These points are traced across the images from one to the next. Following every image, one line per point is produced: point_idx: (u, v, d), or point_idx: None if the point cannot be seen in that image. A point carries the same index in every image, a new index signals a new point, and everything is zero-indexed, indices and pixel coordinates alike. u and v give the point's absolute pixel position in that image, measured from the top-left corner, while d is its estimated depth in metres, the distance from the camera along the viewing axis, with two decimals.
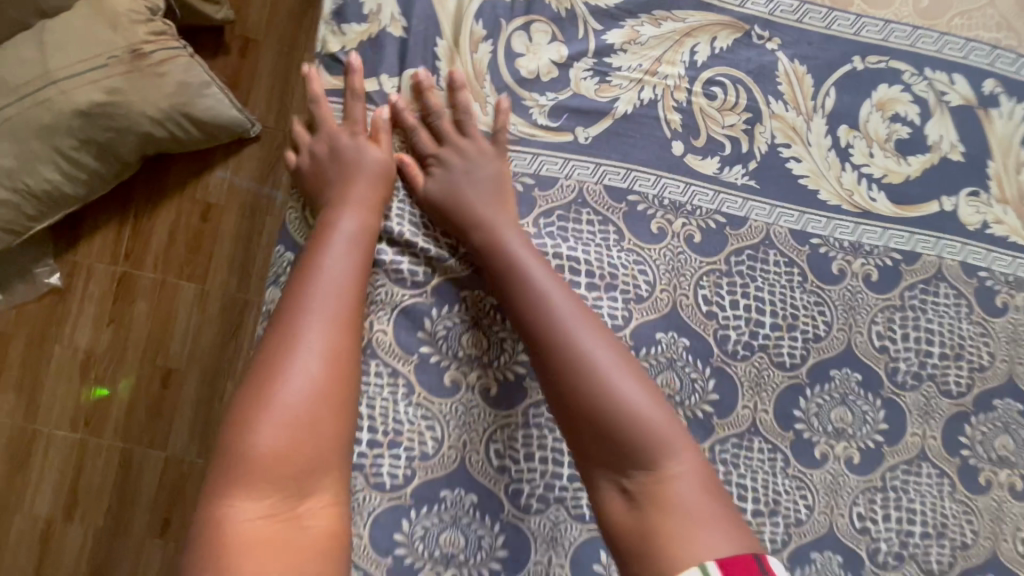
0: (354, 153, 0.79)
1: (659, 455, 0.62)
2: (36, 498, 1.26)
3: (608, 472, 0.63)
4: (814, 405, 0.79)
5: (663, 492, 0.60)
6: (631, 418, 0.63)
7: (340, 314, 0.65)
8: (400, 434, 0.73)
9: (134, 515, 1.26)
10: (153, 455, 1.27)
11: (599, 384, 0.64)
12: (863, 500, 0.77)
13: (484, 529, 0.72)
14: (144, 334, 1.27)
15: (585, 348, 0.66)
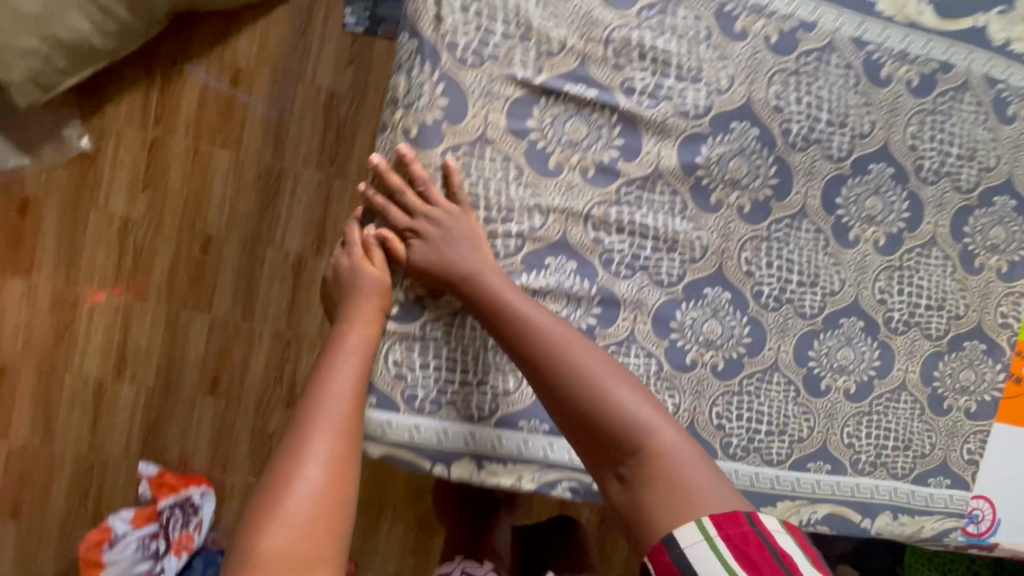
0: (349, 275, 0.66)
1: (651, 446, 0.55)
2: (84, 359, 1.31)
3: (605, 469, 0.57)
4: (980, 224, 0.73)
5: (657, 475, 0.54)
6: (619, 423, 0.56)
7: (344, 425, 0.58)
8: (511, 209, 0.64)
9: (185, 373, 1.33)
10: (199, 318, 1.32)
11: (581, 393, 0.57)
12: (1007, 304, 0.74)
13: (586, 301, 0.64)
14: (181, 201, 1.28)
15: (567, 360, 0.58)
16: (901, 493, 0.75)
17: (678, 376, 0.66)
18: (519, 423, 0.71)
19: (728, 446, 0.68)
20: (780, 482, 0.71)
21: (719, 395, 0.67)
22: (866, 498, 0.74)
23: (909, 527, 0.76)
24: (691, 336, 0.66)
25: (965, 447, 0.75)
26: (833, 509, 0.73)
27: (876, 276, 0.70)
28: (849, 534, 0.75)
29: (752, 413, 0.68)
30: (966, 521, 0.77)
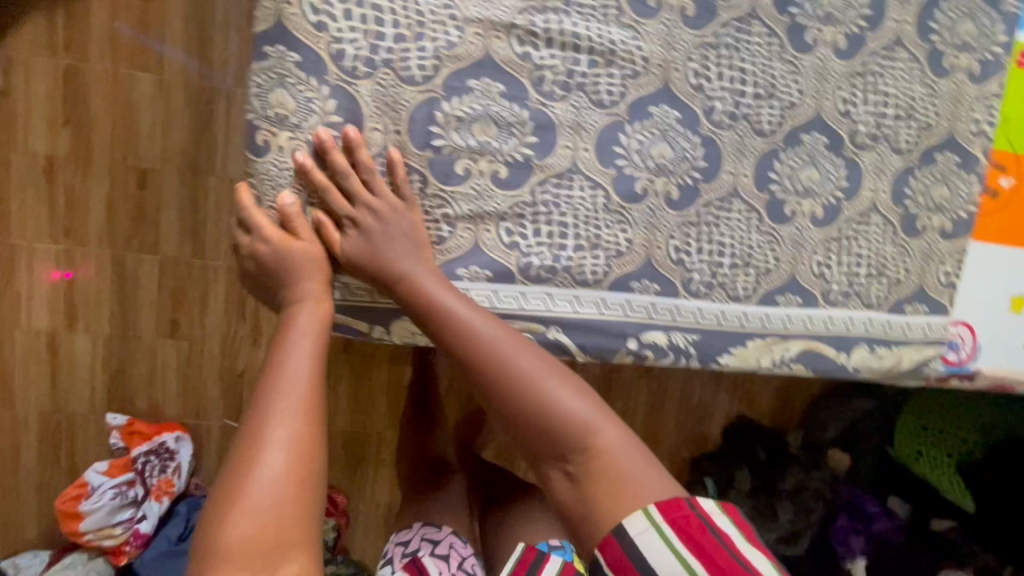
0: (276, 259, 0.60)
1: (596, 444, 0.56)
2: (31, 312, 1.24)
3: (552, 465, 0.57)
4: (948, 20, 0.67)
5: (603, 471, 0.55)
6: (564, 424, 0.56)
7: (309, 413, 0.56)
8: (423, 25, 0.57)
9: (141, 318, 1.27)
10: (146, 259, 1.24)
11: (527, 398, 0.56)
12: (982, 110, 0.69)
13: (519, 129, 0.60)
14: (107, 133, 1.19)
15: (512, 368, 0.57)
16: (877, 326, 0.72)
17: (629, 207, 0.62)
18: (459, 273, 0.61)
19: (690, 282, 0.65)
20: (749, 319, 0.68)
21: (676, 226, 0.64)
22: (842, 333, 0.71)
23: (888, 361, 0.73)
24: (638, 162, 0.62)
25: (940, 269, 0.72)
26: (809, 346, 0.70)
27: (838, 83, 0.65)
28: (827, 374, 0.72)
29: (712, 244, 0.65)
30: (945, 350, 0.75)
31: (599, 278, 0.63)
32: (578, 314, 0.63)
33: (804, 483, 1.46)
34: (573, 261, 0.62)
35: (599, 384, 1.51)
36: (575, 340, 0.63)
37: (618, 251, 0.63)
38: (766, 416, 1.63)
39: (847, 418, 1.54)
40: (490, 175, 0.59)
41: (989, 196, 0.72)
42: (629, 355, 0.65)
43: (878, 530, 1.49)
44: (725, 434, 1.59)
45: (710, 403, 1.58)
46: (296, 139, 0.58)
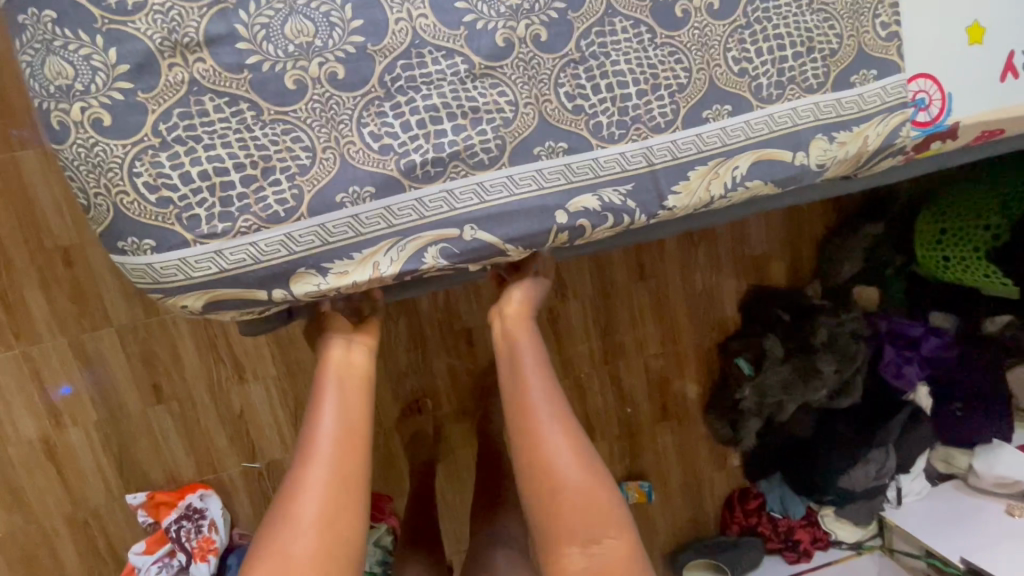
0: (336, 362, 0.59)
1: (612, 534, 0.67)
2: (16, 423, 1.21)
3: (576, 544, 0.66)
4: None
5: (614, 560, 0.67)
6: (589, 509, 0.66)
7: (343, 457, 0.63)
8: None
9: (123, 393, 1.24)
10: (103, 333, 1.21)
11: (559, 477, 0.66)
12: None
13: (339, 19, 0.51)
14: (15, 222, 1.13)
15: (553, 447, 0.67)
16: (828, 113, 0.64)
17: (497, 66, 0.54)
18: (337, 199, 0.52)
19: (599, 128, 0.57)
20: (682, 148, 0.60)
21: (558, 70, 0.56)
22: (790, 132, 0.63)
23: (851, 146, 0.65)
24: (490, 11, 0.53)
25: (876, 21, 0.64)
26: (758, 157, 0.62)
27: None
28: (788, 183, 0.65)
29: (609, 75, 0.57)
30: (912, 112, 0.66)
31: (496, 157, 0.55)
32: (489, 205, 0.56)
33: (836, 329, 1.39)
34: (459, 145, 0.54)
35: (599, 304, 1.42)
36: (501, 234, 0.56)
37: (504, 119, 0.55)
38: (782, 278, 1.53)
39: (861, 249, 1.46)
40: (327, 79, 0.51)
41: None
42: (562, 233, 0.58)
43: (926, 349, 1.41)
44: (743, 309, 1.50)
45: (718, 285, 1.49)
46: (90, 108, 0.47)
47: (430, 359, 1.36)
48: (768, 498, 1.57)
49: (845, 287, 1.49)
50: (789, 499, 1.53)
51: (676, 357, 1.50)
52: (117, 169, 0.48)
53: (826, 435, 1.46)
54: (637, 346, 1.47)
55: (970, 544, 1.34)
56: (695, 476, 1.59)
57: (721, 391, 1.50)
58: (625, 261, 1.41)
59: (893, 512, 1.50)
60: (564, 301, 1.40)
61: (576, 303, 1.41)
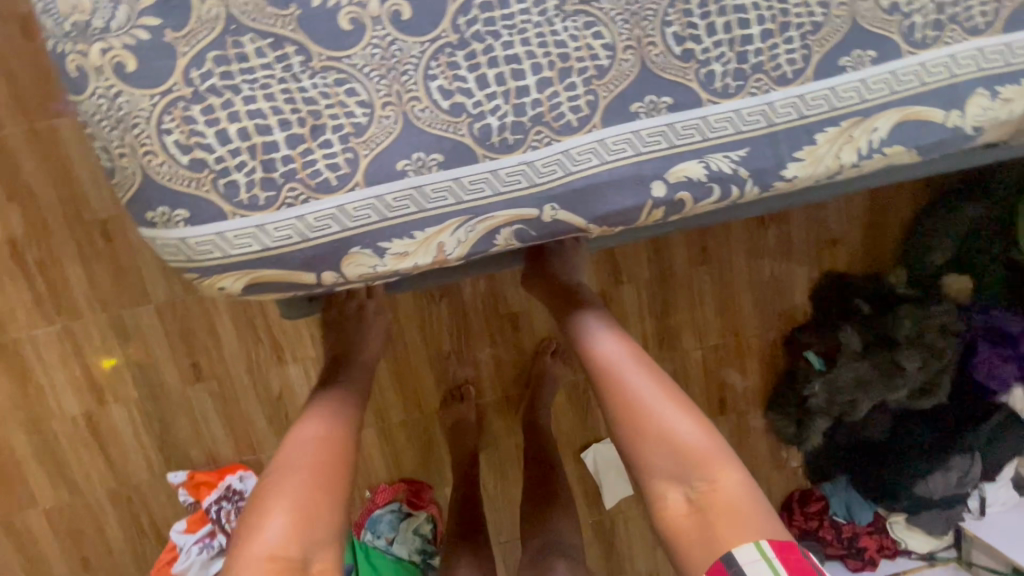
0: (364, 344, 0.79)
1: (718, 472, 0.64)
2: (59, 399, 1.20)
3: (673, 486, 0.66)
4: None
5: (724, 502, 0.63)
6: (682, 447, 0.66)
7: (327, 442, 0.62)
8: None
9: (163, 371, 1.21)
10: (142, 310, 1.18)
11: (648, 414, 0.68)
12: None
13: None
14: (53, 196, 1.10)
15: (637, 390, 0.69)
16: (995, 62, 0.51)
17: (592, 2, 0.44)
18: (399, 166, 0.43)
19: (711, 78, 0.46)
20: (813, 105, 0.48)
21: (665, 7, 0.45)
22: (945, 86, 0.51)
23: (1019, 103, 0.52)
24: None
25: None
26: (902, 116, 0.51)
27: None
28: (934, 151, 0.53)
29: (728, 13, 0.46)
30: None
31: (586, 115, 0.45)
32: (576, 176, 0.46)
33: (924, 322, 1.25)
34: (544, 102, 0.44)
35: (654, 290, 1.31)
36: (587, 211, 0.47)
37: (599, 68, 0.45)
38: (860, 265, 1.39)
39: (959, 229, 1.28)
40: (389, 18, 0.42)
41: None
42: (658, 210, 0.48)
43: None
44: (815, 298, 1.37)
45: (788, 270, 1.35)
46: (112, 51, 0.40)
47: (474, 344, 1.28)
48: (831, 502, 1.46)
49: (933, 275, 1.34)
50: (855, 504, 1.42)
51: (737, 348, 1.38)
52: (144, 124, 0.41)
53: (903, 437, 1.33)
54: (694, 335, 1.36)
55: None
56: (752, 476, 1.48)
57: (784, 385, 1.39)
58: (685, 242, 1.29)
59: (973, 522, 1.37)
60: (618, 285, 1.30)
61: (631, 287, 1.30)
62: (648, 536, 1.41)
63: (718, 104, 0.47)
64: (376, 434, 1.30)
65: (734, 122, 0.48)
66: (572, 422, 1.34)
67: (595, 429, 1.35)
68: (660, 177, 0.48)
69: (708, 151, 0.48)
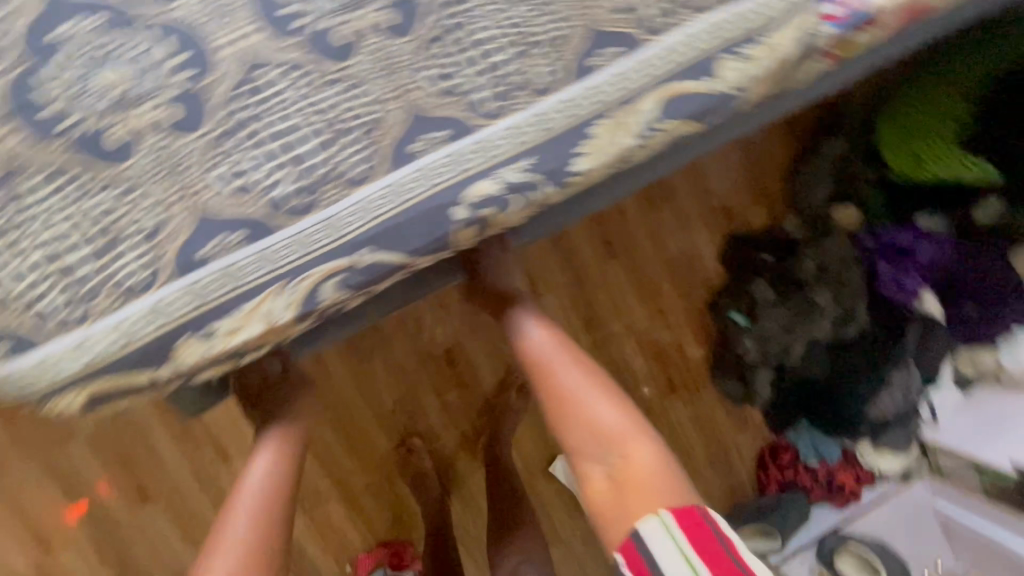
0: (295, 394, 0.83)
1: (630, 445, 0.68)
2: (4, 560, 1.15)
3: (597, 461, 0.69)
4: None
5: (635, 473, 0.66)
6: (601, 429, 0.70)
7: (266, 494, 0.71)
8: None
9: (107, 501, 1.18)
10: (72, 446, 1.15)
11: (569, 399, 0.73)
12: None
13: (158, 58, 0.47)
14: None
15: (563, 378, 0.75)
16: (732, 30, 0.58)
17: (348, 67, 0.49)
18: (204, 253, 0.46)
19: (479, 105, 0.51)
20: (580, 104, 0.54)
21: (417, 57, 0.50)
22: (695, 59, 0.57)
23: (766, 59, 0.59)
24: (323, 8, 0.49)
25: None
26: (665, 94, 0.56)
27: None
28: (708, 114, 0.59)
29: (476, 45, 0.51)
30: (821, 6, 0.60)
31: (374, 165, 0.49)
32: (380, 220, 0.50)
33: (823, 257, 1.34)
34: (329, 163, 0.48)
35: (574, 292, 1.36)
36: (402, 249, 0.51)
37: (373, 123, 0.49)
38: (760, 219, 1.43)
39: (830, 166, 1.40)
40: (160, 125, 0.46)
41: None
42: (467, 228, 0.53)
43: (923, 253, 1.35)
44: (725, 261, 1.42)
45: (693, 240, 1.41)
46: None
47: (416, 388, 1.29)
48: (799, 447, 1.50)
49: (824, 211, 1.41)
50: (820, 443, 1.46)
51: (668, 325, 1.43)
52: None
53: (841, 368, 1.39)
54: (624, 324, 1.40)
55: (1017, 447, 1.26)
56: (720, 444, 1.51)
57: (721, 350, 1.43)
58: (589, 239, 1.35)
59: (932, 432, 1.43)
60: (540, 296, 1.34)
61: (552, 295, 1.35)
62: None
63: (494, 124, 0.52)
64: (343, 506, 1.28)
65: (513, 137, 0.52)
66: (532, 439, 1.35)
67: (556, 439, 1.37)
68: (460, 201, 0.52)
69: (497, 167, 0.52)
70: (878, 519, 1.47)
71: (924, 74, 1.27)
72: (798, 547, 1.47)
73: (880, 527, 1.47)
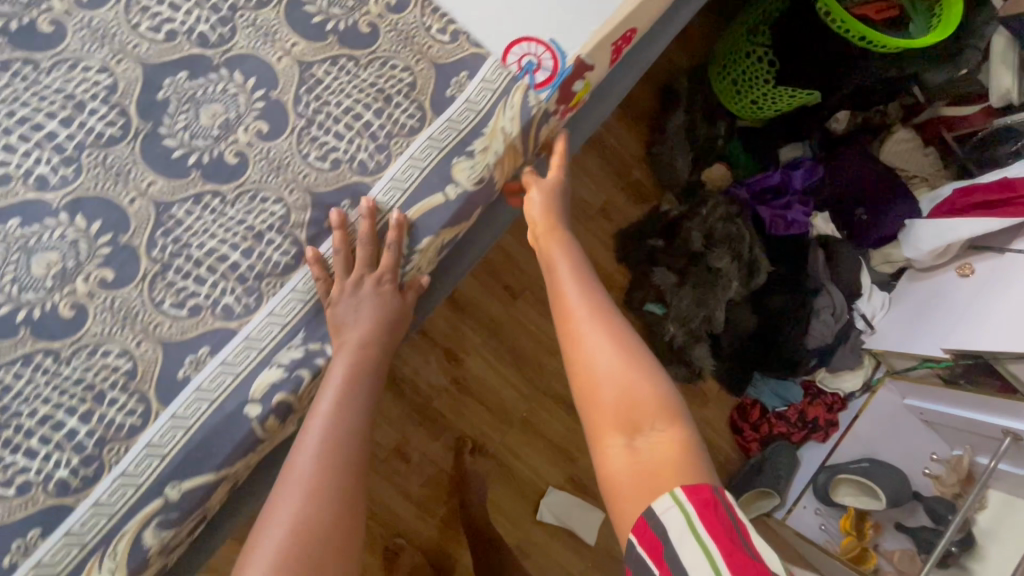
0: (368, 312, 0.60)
1: (657, 424, 0.65)
2: None
3: (622, 438, 0.65)
4: None
5: (661, 457, 0.62)
6: (629, 396, 0.67)
7: (322, 473, 0.52)
8: None
9: None
10: None
11: (591, 361, 0.70)
12: None
13: None
14: None
15: (593, 340, 0.71)
16: (447, 137, 0.62)
17: (83, 333, 0.52)
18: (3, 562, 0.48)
19: (229, 309, 0.55)
20: (330, 266, 0.59)
21: (147, 294, 0.54)
22: (424, 177, 0.61)
23: (495, 145, 0.63)
24: (39, 292, 0.52)
25: (430, 31, 0.63)
26: (409, 218, 0.61)
27: (133, 31, 0.58)
28: (458, 218, 0.63)
29: (207, 257, 0.55)
30: (527, 78, 0.64)
31: (144, 410, 0.52)
32: (173, 454, 0.52)
33: (708, 224, 1.37)
34: (97, 429, 0.51)
35: (491, 346, 1.36)
36: (207, 469, 0.54)
37: (127, 373, 0.52)
38: (638, 209, 1.46)
39: (681, 134, 1.41)
40: None
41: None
42: (267, 421, 0.56)
43: (797, 184, 1.42)
44: (622, 259, 1.44)
45: (587, 253, 1.42)
46: None
47: (377, 497, 1.27)
48: (764, 400, 1.51)
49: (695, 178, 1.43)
50: (781, 389, 1.49)
51: None
52: None
53: (767, 315, 1.42)
54: (555, 355, 1.40)
55: (944, 329, 1.32)
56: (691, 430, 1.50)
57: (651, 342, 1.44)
58: (487, 290, 1.36)
59: (872, 339, 1.48)
60: (462, 362, 1.34)
61: (474, 356, 1.35)
62: None
63: (250, 320, 0.56)
64: None
65: (280, 320, 0.57)
66: (510, 494, 1.36)
67: (532, 488, 1.38)
68: (248, 401, 0.55)
69: (274, 352, 0.56)
70: (861, 438, 1.49)
71: (720, 44, 1.38)
72: (799, 492, 1.49)
73: (866, 445, 1.50)
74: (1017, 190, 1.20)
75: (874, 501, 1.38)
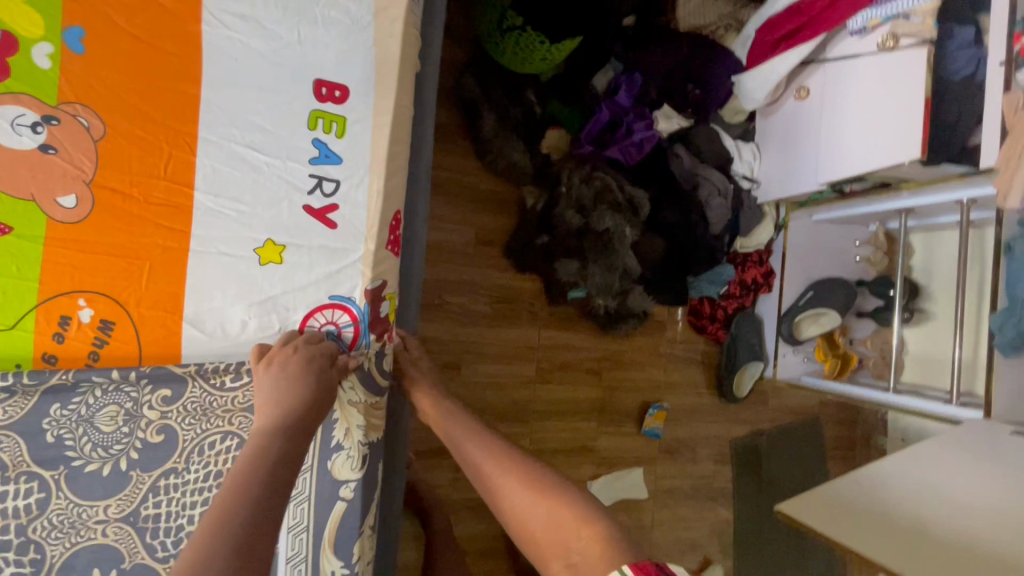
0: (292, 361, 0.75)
1: (580, 532, 0.66)
2: None
3: (561, 557, 0.66)
4: None
5: (593, 559, 0.63)
6: (552, 518, 0.69)
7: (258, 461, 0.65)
8: None
9: None
10: None
11: (507, 503, 0.73)
12: (52, 409, 0.73)
13: None
14: None
15: (502, 488, 0.75)
16: (309, 458, 0.79)
17: None
18: None
19: None
20: None
21: None
22: (315, 501, 0.80)
23: (353, 425, 0.82)
24: None
25: (226, 385, 0.78)
26: (331, 546, 0.80)
27: None
28: (365, 502, 0.83)
29: None
30: (340, 345, 0.82)
31: None
32: None
33: (573, 197, 1.34)
34: None
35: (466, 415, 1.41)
36: None
37: None
38: (507, 219, 1.46)
39: (500, 133, 1.32)
40: None
41: (104, 344, 0.75)
42: None
43: (625, 103, 1.37)
44: (521, 270, 1.44)
45: (490, 289, 1.44)
46: None
47: None
48: (706, 292, 1.56)
49: (541, 155, 1.40)
50: (711, 277, 1.53)
51: (546, 350, 1.50)
52: None
53: (670, 231, 1.44)
54: (524, 385, 1.47)
55: (812, 158, 1.37)
56: (661, 362, 1.61)
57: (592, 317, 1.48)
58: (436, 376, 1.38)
59: (761, 192, 1.55)
60: None
61: None
62: (674, 465, 1.63)
63: None
64: None
65: None
66: None
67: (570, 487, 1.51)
68: None
69: None
70: (796, 274, 1.62)
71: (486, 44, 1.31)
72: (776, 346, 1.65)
73: (804, 273, 1.62)
74: (806, 14, 1.20)
75: (830, 319, 1.56)
